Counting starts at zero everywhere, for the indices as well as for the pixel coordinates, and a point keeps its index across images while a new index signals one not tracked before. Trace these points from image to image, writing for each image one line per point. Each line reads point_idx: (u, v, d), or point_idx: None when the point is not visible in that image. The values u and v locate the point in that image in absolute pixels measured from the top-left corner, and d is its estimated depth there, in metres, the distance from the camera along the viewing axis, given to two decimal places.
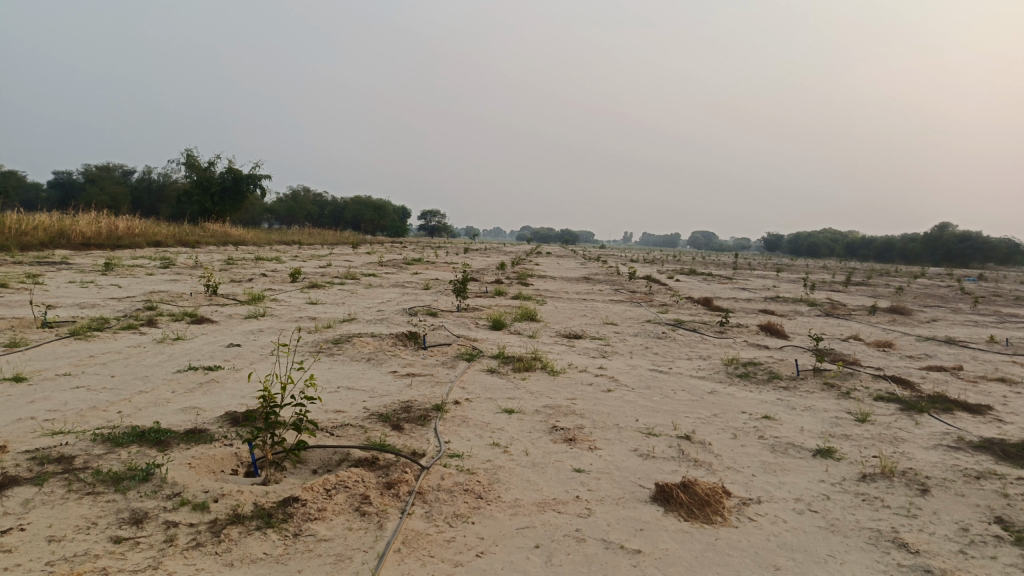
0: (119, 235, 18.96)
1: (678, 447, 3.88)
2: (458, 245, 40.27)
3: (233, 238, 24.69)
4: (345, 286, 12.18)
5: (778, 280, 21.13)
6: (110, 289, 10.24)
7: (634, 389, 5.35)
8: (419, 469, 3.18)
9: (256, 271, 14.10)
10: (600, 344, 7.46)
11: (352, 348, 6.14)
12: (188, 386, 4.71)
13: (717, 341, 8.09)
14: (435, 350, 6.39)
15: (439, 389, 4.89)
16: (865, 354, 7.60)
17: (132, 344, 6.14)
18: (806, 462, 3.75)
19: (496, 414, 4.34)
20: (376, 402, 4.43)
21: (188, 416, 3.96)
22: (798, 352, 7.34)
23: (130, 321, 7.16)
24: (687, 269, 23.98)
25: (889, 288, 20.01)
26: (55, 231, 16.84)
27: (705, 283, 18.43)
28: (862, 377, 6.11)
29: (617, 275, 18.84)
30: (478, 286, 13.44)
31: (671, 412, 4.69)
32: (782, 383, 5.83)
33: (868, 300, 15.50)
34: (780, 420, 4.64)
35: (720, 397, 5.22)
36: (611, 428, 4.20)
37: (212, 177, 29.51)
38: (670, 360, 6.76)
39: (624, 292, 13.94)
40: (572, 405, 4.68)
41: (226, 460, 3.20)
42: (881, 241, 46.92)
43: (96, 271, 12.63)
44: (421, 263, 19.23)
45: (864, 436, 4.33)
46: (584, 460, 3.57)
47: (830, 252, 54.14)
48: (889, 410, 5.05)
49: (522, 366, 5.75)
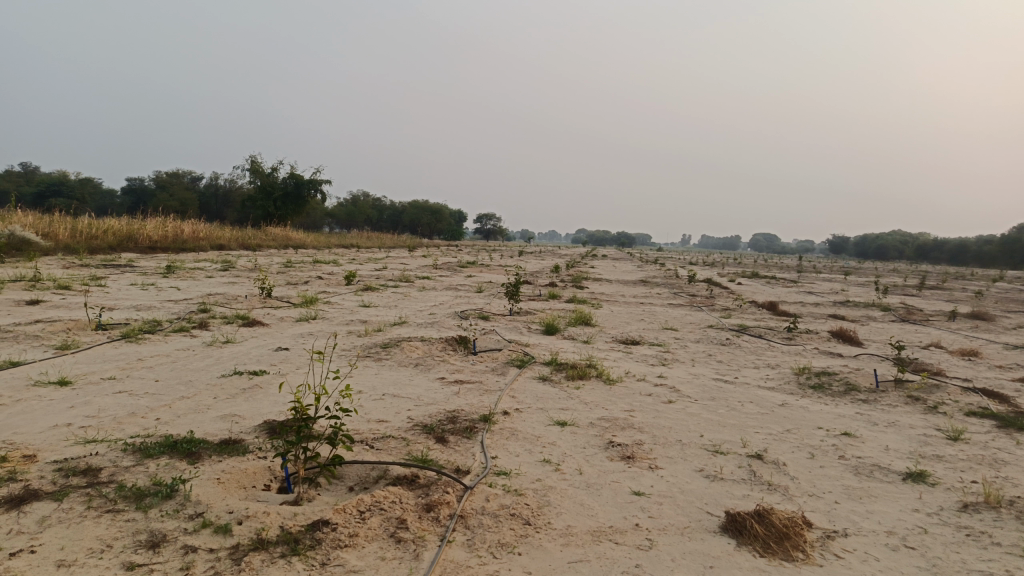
0: (184, 239, 19.37)
1: (749, 467, 3.52)
2: (514, 248, 40.03)
3: (293, 242, 25.06)
4: (399, 289, 12.06)
5: (847, 283, 20.18)
6: (168, 291, 10.34)
7: (697, 400, 4.97)
8: (462, 489, 2.91)
9: (311, 273, 14.14)
10: (659, 351, 7.09)
11: (401, 353, 5.93)
12: (230, 392, 4.57)
13: (785, 348, 7.60)
14: (486, 355, 6.13)
15: (488, 398, 4.62)
16: (950, 363, 6.99)
17: (182, 347, 6.08)
18: (896, 489, 3.33)
19: (548, 426, 4.05)
20: (421, 411, 4.19)
21: (225, 425, 3.79)
22: (877, 361, 6.79)
23: (182, 324, 7.13)
24: (748, 273, 23.19)
25: (967, 292, 18.84)
26: (124, 235, 17.29)
27: (770, 286, 17.72)
28: (949, 389, 5.58)
29: (677, 278, 18.30)
30: (532, 289, 13.18)
31: (739, 427, 4.32)
32: (861, 396, 5.36)
33: (946, 306, 14.57)
34: (862, 438, 4.20)
35: (792, 411, 4.81)
36: (673, 445, 3.85)
37: (275, 182, 30.08)
38: (735, 369, 6.33)
39: (684, 296, 13.43)
40: (630, 418, 4.35)
41: (258, 475, 3.00)
42: (955, 243, 44.71)
43: (158, 274, 12.84)
44: (476, 266, 19.06)
45: (960, 457, 3.86)
46: (643, 481, 3.24)
47: (900, 255, 51.98)
48: (984, 427, 4.55)
49: (576, 374, 5.44)
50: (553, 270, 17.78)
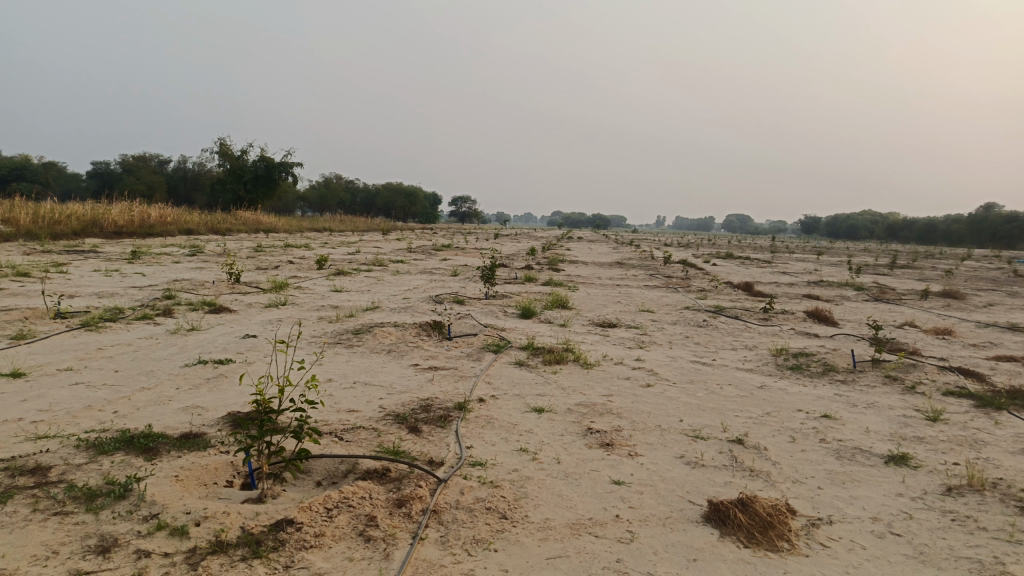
0: (151, 223, 18.91)
1: (730, 453, 3.44)
2: (489, 231, 39.78)
3: (265, 226, 24.63)
4: (372, 273, 11.85)
5: (820, 263, 20.36)
6: (133, 277, 10.05)
7: (676, 384, 4.89)
8: (435, 483, 2.78)
9: (282, 258, 13.86)
10: (636, 333, 7.01)
11: (373, 339, 5.77)
12: (194, 382, 4.39)
13: (762, 329, 7.56)
14: (461, 341, 5.99)
15: (463, 385, 4.50)
16: (925, 342, 7.00)
17: (145, 335, 5.86)
18: (878, 472, 3.27)
19: (524, 413, 3.93)
20: (394, 400, 4.05)
21: (187, 417, 3.62)
22: (853, 342, 6.78)
23: (147, 311, 6.89)
24: (723, 253, 23.26)
25: (937, 272, 19.08)
26: (89, 220, 16.82)
27: (744, 267, 17.76)
28: (926, 368, 5.56)
29: (652, 259, 18.29)
30: (508, 271, 13.05)
31: (718, 410, 4.25)
32: (839, 377, 5.32)
33: (918, 285, 14.71)
34: (842, 420, 4.15)
35: (771, 393, 4.75)
36: (653, 430, 3.76)
37: (245, 165, 29.52)
38: (713, 351, 6.27)
39: (660, 277, 13.38)
40: (609, 403, 4.25)
41: (220, 471, 2.85)
42: (924, 223, 45.34)
43: (123, 259, 12.48)
44: (450, 249, 18.86)
45: (940, 438, 3.82)
46: (623, 469, 3.14)
47: (870, 235, 52.67)
48: (962, 407, 4.52)
49: (553, 359, 5.33)
50: (528, 253, 17.64)
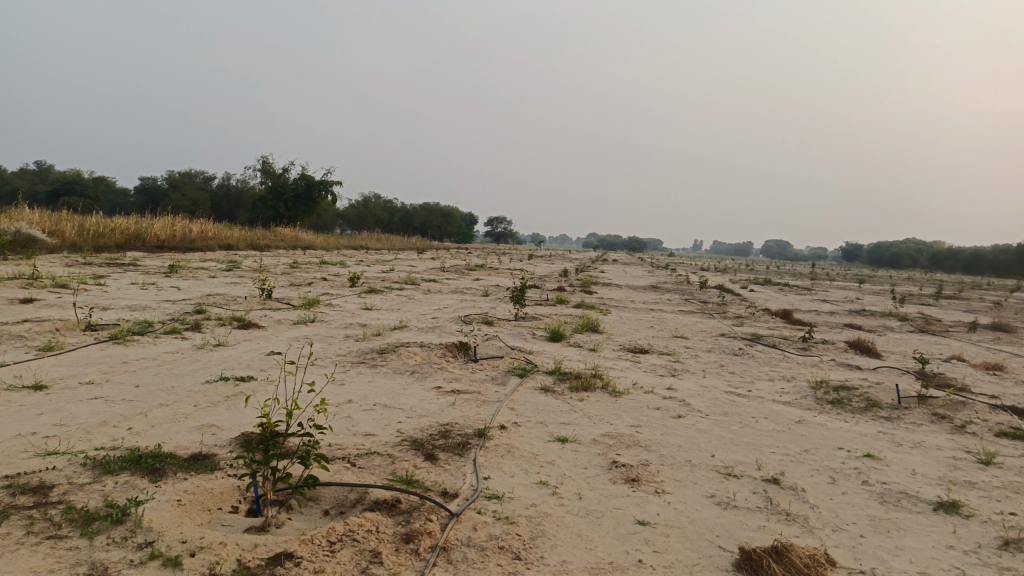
0: (192, 238, 19.22)
1: (764, 494, 3.23)
2: (523, 253, 39.74)
3: (303, 243, 24.89)
4: (404, 292, 11.81)
5: (862, 292, 19.83)
6: (168, 291, 10.14)
7: (708, 416, 4.67)
8: (446, 517, 2.63)
9: (316, 275, 13.93)
10: (669, 360, 6.79)
11: (397, 360, 5.66)
12: (213, 400, 4.32)
13: (800, 360, 7.28)
14: (487, 363, 5.85)
15: (485, 410, 4.35)
16: (975, 378, 6.64)
17: (170, 350, 5.84)
18: (926, 520, 3.02)
19: (547, 443, 3.77)
20: (412, 424, 3.91)
21: (200, 437, 3.53)
22: (897, 375, 6.47)
23: (175, 326, 6.89)
24: (761, 280, 22.83)
25: (985, 303, 18.39)
26: (132, 233, 17.15)
27: (782, 293, 17.33)
28: (977, 406, 5.24)
29: (688, 284, 17.97)
30: (540, 293, 12.90)
31: (753, 446, 4.02)
32: (882, 413, 5.04)
33: (966, 317, 14.16)
34: (886, 460, 3.90)
35: (810, 429, 4.50)
36: (682, 466, 3.56)
37: (286, 183, 29.98)
38: (748, 382, 6.03)
39: (695, 303, 13.10)
40: (636, 434, 4.07)
41: (225, 496, 2.75)
42: (971, 252, 44.05)
43: (160, 273, 12.65)
44: (483, 269, 18.80)
45: (993, 484, 3.55)
46: (649, 508, 2.95)
47: (914, 263, 51.39)
48: (1017, 450, 4.22)
49: (580, 385, 5.15)
50: (560, 274, 17.46)
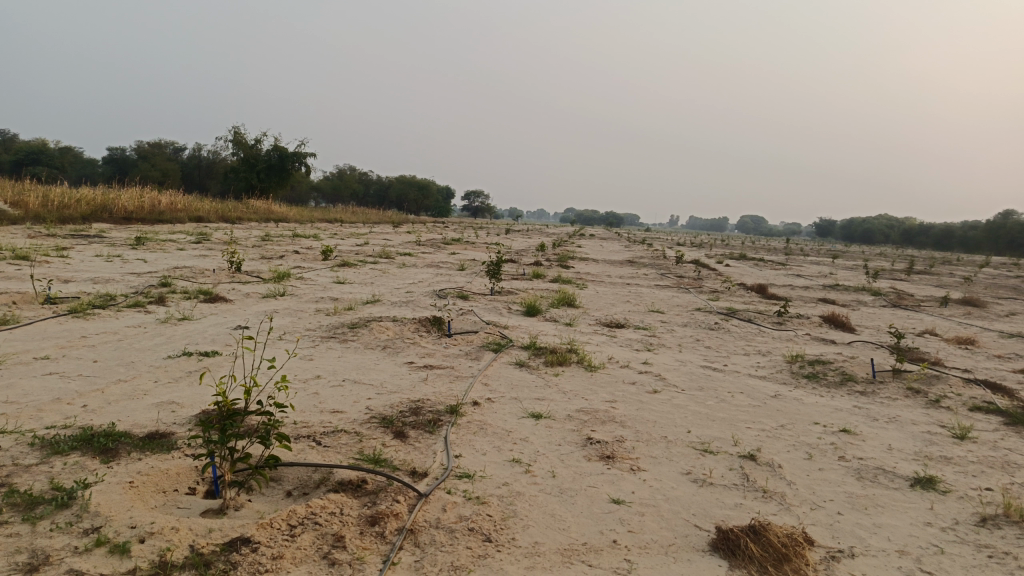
0: (161, 210, 18.76)
1: (741, 470, 3.17)
2: (500, 226, 39.55)
3: (276, 215, 24.45)
4: (377, 266, 11.63)
5: (835, 267, 20.00)
6: (134, 263, 9.86)
7: (684, 391, 4.61)
8: (414, 497, 2.53)
9: (288, 247, 13.66)
10: (645, 335, 6.74)
11: (368, 334, 5.52)
12: (174, 376, 4.16)
13: (776, 334, 7.26)
14: (460, 338, 5.73)
15: (458, 386, 4.24)
16: (947, 352, 6.67)
17: (132, 324, 5.64)
18: (903, 497, 2.98)
19: (521, 419, 3.68)
20: (382, 401, 3.79)
21: (158, 414, 3.38)
22: (871, 350, 6.47)
23: (139, 299, 6.66)
24: (737, 254, 22.92)
25: (955, 278, 18.65)
26: (98, 205, 16.67)
27: (757, 269, 17.41)
28: (950, 381, 5.25)
29: (664, 258, 17.97)
30: (516, 267, 12.79)
31: (729, 421, 3.97)
32: (858, 388, 5.01)
33: (939, 292, 14.32)
34: (862, 435, 3.87)
35: (786, 404, 4.46)
36: (658, 442, 3.49)
37: (259, 154, 29.38)
38: (724, 356, 5.98)
39: (671, 277, 13.06)
40: (612, 410, 3.99)
41: (182, 477, 2.63)
42: (941, 229, 44.67)
43: (126, 245, 12.31)
44: (460, 243, 18.63)
45: (969, 459, 3.53)
46: (624, 487, 2.87)
47: (886, 240, 52.06)
48: (990, 425, 4.21)
49: (555, 360, 5.06)
50: (537, 249, 17.35)
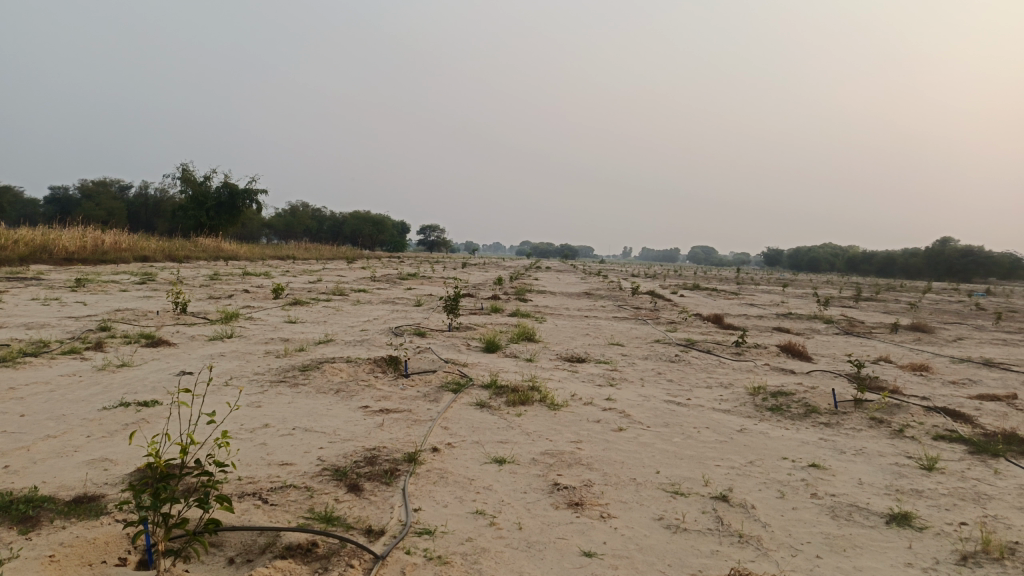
0: (105, 249, 18.11)
1: (714, 513, 3.05)
2: (455, 260, 39.43)
3: (226, 253, 23.88)
4: (331, 303, 11.33)
5: (787, 295, 20.38)
6: (72, 306, 9.39)
7: (649, 428, 4.49)
8: (369, 561, 2.33)
9: (238, 286, 13.26)
10: (606, 369, 6.63)
11: (321, 377, 5.28)
12: (110, 429, 3.87)
13: (736, 365, 7.23)
14: (418, 378, 5.53)
15: (416, 431, 4.04)
16: (905, 380, 6.73)
17: (67, 372, 5.30)
18: (880, 536, 2.89)
19: (483, 465, 3.50)
20: (335, 450, 3.57)
21: (89, 474, 3.11)
22: (830, 379, 6.47)
23: (75, 345, 6.29)
24: (692, 284, 23.17)
25: (902, 304, 19.13)
26: (37, 245, 16.02)
27: (712, 298, 17.59)
28: (912, 409, 5.24)
29: (621, 290, 18.04)
30: (473, 302, 12.62)
31: (697, 459, 3.86)
32: (822, 419, 4.96)
33: (888, 318, 14.60)
34: (832, 470, 3.79)
35: (753, 438, 4.37)
36: (627, 485, 3.34)
37: (208, 192, 28.79)
38: (687, 389, 5.90)
39: (628, 309, 13.05)
40: (578, 451, 3.84)
41: (111, 546, 2.38)
42: (883, 256, 46.12)
43: (65, 287, 11.78)
44: (415, 278, 18.41)
45: (940, 492, 3.47)
46: (595, 537, 2.72)
47: (831, 267, 53.53)
48: (956, 454, 4.18)
49: (517, 399, 4.90)
50: (494, 283, 17.24)
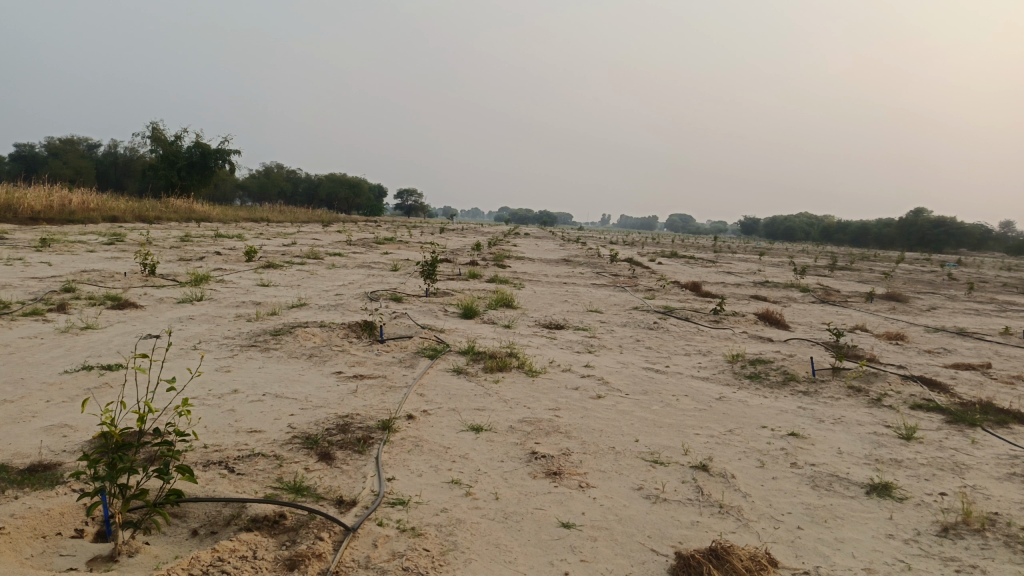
0: (73, 210, 17.62)
1: (694, 483, 2.99)
2: (433, 224, 39.09)
3: (198, 215, 23.38)
4: (305, 267, 11.11)
5: (763, 263, 20.47)
6: (36, 267, 9.09)
7: (629, 395, 4.43)
8: (339, 533, 2.24)
9: (209, 249, 12.96)
10: (584, 336, 6.56)
11: (293, 342, 5.14)
12: (72, 394, 3.72)
13: (714, 333, 7.20)
14: (394, 344, 5.42)
15: (391, 398, 3.93)
16: (882, 348, 6.74)
17: (28, 334, 5.10)
18: (860, 506, 2.86)
19: (459, 433, 3.41)
20: (307, 417, 3.46)
21: (46, 440, 2.97)
22: (808, 347, 6.46)
23: (37, 307, 6.07)
24: (670, 252, 23.16)
25: (876, 274, 19.31)
26: (1, 204, 15.52)
27: (689, 266, 17.60)
28: (889, 378, 5.24)
29: (599, 257, 17.99)
30: (450, 267, 12.48)
31: (676, 428, 3.80)
32: (801, 388, 4.94)
33: (862, 288, 14.68)
34: (811, 439, 3.76)
35: (732, 407, 4.34)
36: (606, 454, 3.28)
37: (179, 151, 28.09)
38: (666, 357, 5.86)
39: (606, 276, 12.97)
40: (556, 419, 3.76)
41: (66, 517, 2.26)
42: (857, 225, 46.54)
43: (30, 247, 11.41)
44: (392, 243, 18.17)
45: (919, 462, 3.45)
46: (574, 507, 2.65)
47: (807, 236, 53.95)
48: (934, 424, 4.17)
49: (494, 366, 4.81)
50: (472, 248, 17.08)
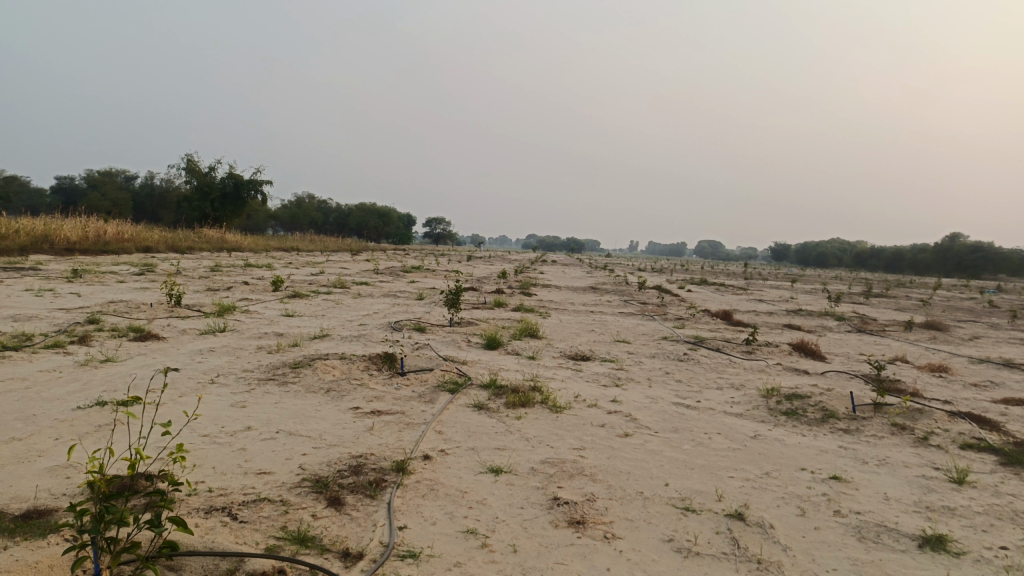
0: (107, 240, 17.91)
1: (729, 534, 2.77)
2: (460, 252, 39.20)
3: (229, 245, 23.64)
4: (331, 296, 11.06)
5: (796, 291, 20.08)
6: (65, 298, 9.15)
7: (658, 433, 4.21)
8: None
9: (237, 279, 12.99)
10: (612, 368, 6.35)
11: (311, 375, 5.02)
12: (82, 431, 3.62)
13: (747, 365, 6.94)
14: (414, 377, 5.27)
15: (408, 436, 3.77)
16: (924, 381, 6.43)
17: (47, 368, 5.05)
18: (912, 562, 2.62)
19: (478, 475, 3.23)
20: (319, 458, 3.31)
21: (48, 482, 2.85)
22: (846, 381, 6.18)
23: (60, 339, 6.04)
24: (700, 279, 22.83)
25: (914, 301, 18.77)
26: (39, 235, 15.82)
27: (720, 293, 17.30)
28: (935, 414, 4.95)
29: (627, 285, 17.76)
30: (476, 296, 12.36)
31: (709, 470, 3.58)
32: (841, 426, 4.68)
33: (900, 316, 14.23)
34: (855, 483, 3.51)
35: (768, 446, 4.10)
36: (634, 500, 3.07)
37: (213, 182, 28.55)
38: (697, 391, 5.62)
39: (635, 304, 12.76)
40: (580, 460, 3.56)
41: (55, 569, 2.13)
42: (892, 251, 45.66)
43: (62, 278, 11.55)
44: (419, 272, 18.16)
45: (974, 510, 3.18)
46: (597, 562, 2.45)
47: (839, 263, 53.06)
48: (987, 466, 3.89)
49: (517, 401, 4.63)
50: (499, 276, 16.98)
